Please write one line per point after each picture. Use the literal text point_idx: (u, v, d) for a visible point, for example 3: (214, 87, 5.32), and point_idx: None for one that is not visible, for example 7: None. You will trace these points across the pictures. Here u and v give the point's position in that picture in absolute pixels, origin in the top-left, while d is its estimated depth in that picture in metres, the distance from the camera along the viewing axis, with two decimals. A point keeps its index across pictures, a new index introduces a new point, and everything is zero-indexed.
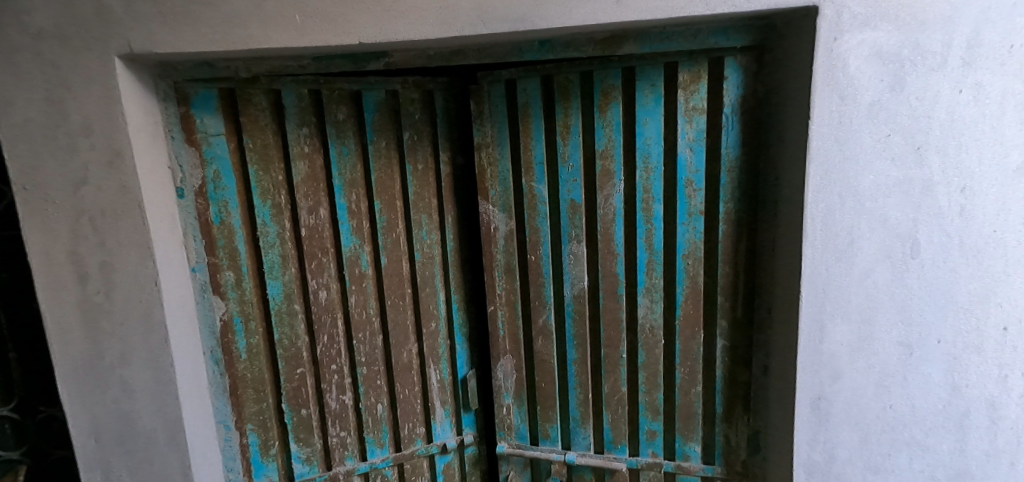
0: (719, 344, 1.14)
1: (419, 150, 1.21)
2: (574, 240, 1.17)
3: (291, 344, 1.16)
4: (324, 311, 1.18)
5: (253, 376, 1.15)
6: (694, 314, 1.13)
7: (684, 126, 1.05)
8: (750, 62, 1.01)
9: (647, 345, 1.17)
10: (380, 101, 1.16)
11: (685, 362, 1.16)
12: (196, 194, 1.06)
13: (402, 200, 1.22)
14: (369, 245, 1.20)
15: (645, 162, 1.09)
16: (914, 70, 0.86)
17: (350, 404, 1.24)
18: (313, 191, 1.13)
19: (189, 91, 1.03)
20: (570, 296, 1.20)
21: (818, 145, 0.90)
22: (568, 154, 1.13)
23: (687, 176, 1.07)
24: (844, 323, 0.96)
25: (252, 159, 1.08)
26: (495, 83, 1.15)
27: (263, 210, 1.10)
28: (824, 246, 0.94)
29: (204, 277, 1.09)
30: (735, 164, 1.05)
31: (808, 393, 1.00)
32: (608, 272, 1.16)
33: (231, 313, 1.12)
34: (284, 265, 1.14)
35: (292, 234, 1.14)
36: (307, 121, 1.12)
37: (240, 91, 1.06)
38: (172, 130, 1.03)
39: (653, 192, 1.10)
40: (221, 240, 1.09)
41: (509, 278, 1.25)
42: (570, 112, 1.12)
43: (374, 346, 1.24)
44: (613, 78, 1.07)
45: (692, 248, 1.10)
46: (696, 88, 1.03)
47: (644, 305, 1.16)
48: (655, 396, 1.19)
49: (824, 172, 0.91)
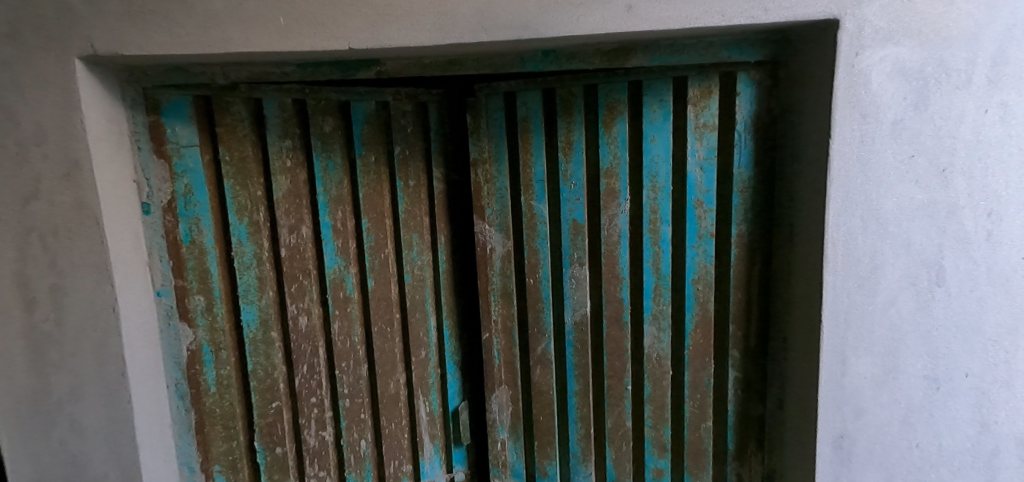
0: (731, 375, 1.05)
1: (410, 166, 1.16)
2: (576, 263, 1.10)
3: (266, 376, 1.05)
4: (304, 339, 1.08)
5: (222, 412, 1.02)
6: (705, 343, 1.06)
7: (694, 144, 0.99)
8: (764, 77, 0.95)
9: (654, 376, 1.09)
10: (369, 112, 1.10)
11: (695, 394, 1.07)
12: (165, 211, 0.95)
13: (392, 218, 1.16)
14: (355, 266, 1.13)
15: (652, 181, 1.03)
16: (938, 87, 0.82)
17: (330, 441, 1.13)
18: (296, 208, 1.05)
19: (160, 98, 0.92)
20: (571, 322, 1.12)
21: (840, 166, 0.85)
22: (571, 171, 1.07)
23: (697, 197, 1.01)
24: (867, 355, 0.90)
25: (229, 172, 0.98)
26: (493, 95, 1.10)
27: (239, 228, 1.00)
28: (845, 273, 0.88)
29: (170, 301, 0.97)
30: (748, 184, 0.99)
31: (830, 431, 0.92)
32: (612, 297, 1.09)
33: (200, 342, 1.00)
34: (261, 288, 1.03)
35: (271, 254, 1.04)
36: (290, 133, 1.03)
37: (216, 99, 0.96)
38: (139, 141, 0.92)
39: (661, 212, 1.03)
40: (190, 260, 0.97)
41: (506, 303, 1.17)
42: (573, 127, 1.06)
43: (358, 376, 1.15)
44: (619, 92, 1.02)
45: (702, 272, 1.03)
46: (706, 104, 0.98)
47: (650, 333, 1.08)
48: (662, 431, 1.11)
49: (846, 194, 0.85)
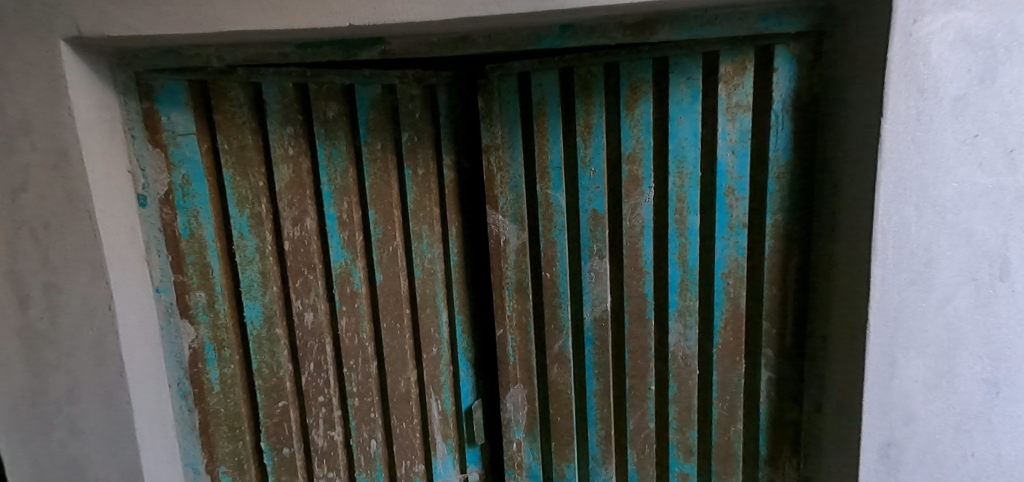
0: (764, 376, 0.98)
1: (419, 153, 1.10)
2: (596, 255, 1.03)
3: (271, 375, 1.01)
4: (310, 336, 1.03)
5: (227, 412, 0.99)
6: (735, 342, 0.98)
7: (726, 126, 0.91)
8: (805, 51, 0.86)
9: (679, 376, 1.02)
10: (375, 96, 1.04)
11: (724, 395, 1.00)
12: (162, 202, 0.90)
13: (400, 209, 1.10)
14: (362, 260, 1.07)
15: (678, 167, 0.95)
16: (1008, 58, 0.73)
17: (339, 441, 1.09)
18: (299, 199, 1.00)
19: (153, 84, 0.87)
20: (590, 318, 1.06)
21: (892, 148, 0.76)
22: (590, 157, 1.00)
23: (728, 183, 0.93)
24: (919, 357, 0.82)
25: (228, 162, 0.93)
26: (506, 76, 1.03)
27: (240, 221, 0.95)
28: (896, 266, 0.79)
29: (170, 298, 0.92)
30: (785, 168, 0.90)
31: (876, 438, 0.84)
32: (634, 292, 1.02)
33: (202, 340, 0.96)
34: (264, 283, 0.99)
35: (274, 248, 0.99)
36: (292, 119, 0.98)
37: (213, 84, 0.91)
38: (133, 129, 0.87)
39: (688, 201, 0.95)
40: (190, 255, 0.93)
41: (521, 298, 1.11)
42: (592, 109, 0.98)
43: (368, 374, 1.10)
44: (642, 70, 0.94)
45: (733, 265, 0.95)
46: (740, 81, 0.89)
47: (676, 330, 1.01)
48: (688, 434, 1.04)
49: (898, 179, 0.77)
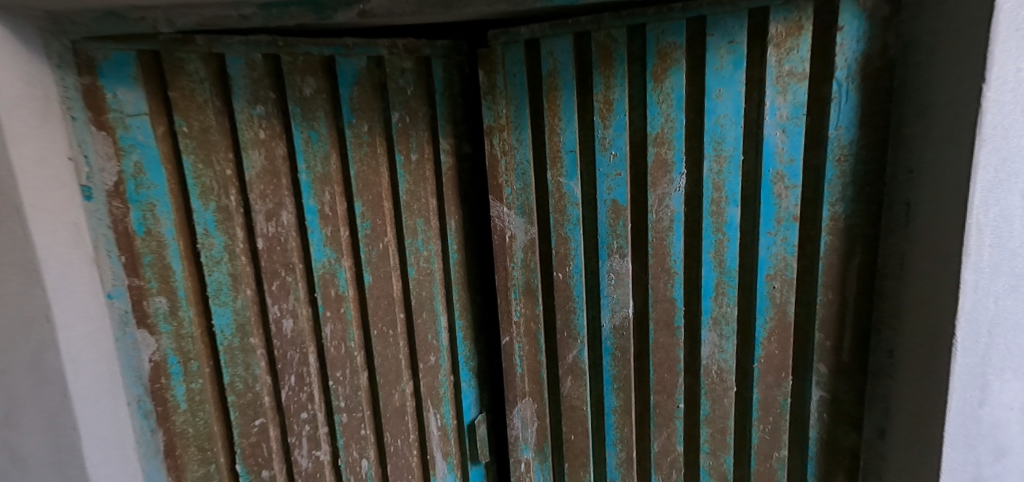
0: (815, 396, 0.83)
1: (411, 135, 0.99)
2: (616, 254, 0.90)
3: (246, 389, 0.89)
4: (290, 346, 0.91)
5: (196, 432, 0.87)
6: (781, 356, 0.83)
7: (775, 99, 0.75)
8: (879, 4, 0.70)
9: (713, 394, 0.88)
10: (361, 70, 0.92)
11: (766, 416, 0.86)
12: (110, 196, 0.77)
13: (391, 201, 0.99)
14: (348, 259, 0.96)
15: (716, 149, 0.80)
16: None
17: (326, 461, 0.98)
18: (274, 190, 0.87)
19: (96, 55, 0.74)
20: (608, 327, 0.93)
21: (996, 122, 0.59)
22: (610, 138, 0.86)
23: (777, 168, 0.77)
24: (1016, 379, 0.66)
25: (189, 146, 0.80)
26: (512, 44, 0.90)
27: (205, 215, 0.82)
28: (994, 272, 0.63)
29: (124, 305, 0.80)
30: (849, 150, 0.74)
31: (960, 477, 0.69)
32: (660, 297, 0.89)
33: (164, 351, 0.83)
34: (235, 287, 0.86)
35: (246, 246, 0.87)
36: (262, 97, 0.85)
37: (167, 55, 0.78)
38: (73, 108, 0.73)
39: (727, 190, 0.81)
40: (147, 255, 0.80)
41: (529, 301, 1.00)
42: (613, 82, 0.84)
43: (357, 387, 0.99)
44: (674, 34, 0.79)
45: (780, 266, 0.80)
46: (794, 44, 0.73)
47: (710, 341, 0.87)
48: (722, 459, 0.90)
49: (1001, 161, 0.60)
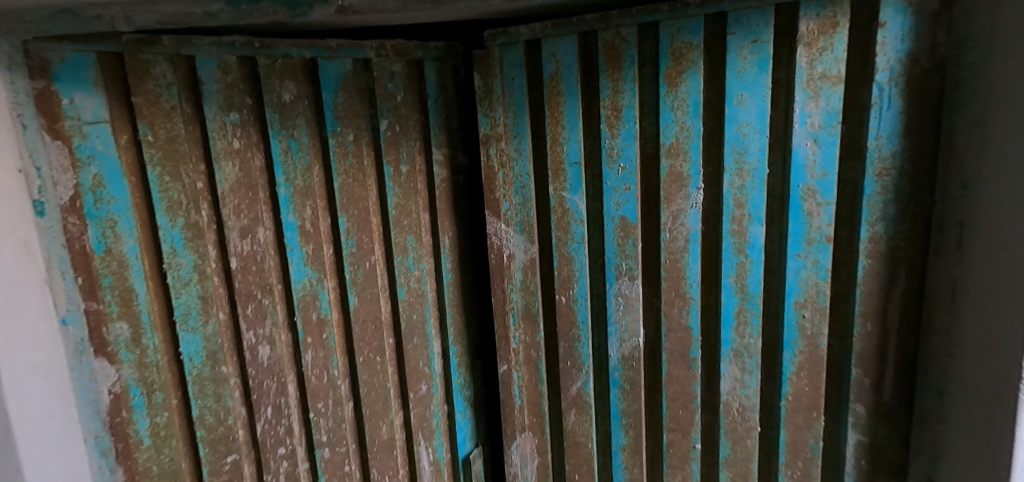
0: (851, 440, 0.73)
1: (401, 146, 0.93)
2: (624, 276, 0.82)
3: (217, 423, 0.80)
4: (267, 375, 0.83)
5: (162, 470, 0.77)
6: (813, 394, 0.73)
7: (805, 105, 0.66)
8: None
9: (733, 434, 0.79)
10: (346, 75, 0.86)
11: (795, 461, 0.76)
12: (65, 212, 0.67)
13: (379, 217, 0.92)
14: (332, 279, 0.88)
15: (738, 161, 0.71)
16: None
17: None
18: (250, 204, 0.79)
19: (50, 58, 0.64)
20: (617, 357, 0.85)
21: None
22: (618, 149, 0.78)
23: (808, 183, 0.68)
24: None
25: (155, 157, 0.71)
26: (510, 45, 0.84)
27: (172, 232, 0.74)
28: None
29: (81, 333, 0.69)
30: (890, 164, 0.64)
31: None
32: (674, 325, 0.80)
33: (126, 382, 0.73)
34: (206, 310, 0.77)
35: (218, 266, 0.78)
36: (235, 103, 0.77)
37: (129, 59, 0.69)
38: (24, 115, 0.63)
39: (751, 207, 0.72)
40: (106, 276, 0.70)
41: (529, 327, 0.93)
42: (622, 87, 0.77)
43: (341, 419, 0.91)
44: (690, 32, 0.71)
45: (812, 291, 0.70)
46: (828, 42, 0.64)
47: (730, 375, 0.78)
48: None
49: None
